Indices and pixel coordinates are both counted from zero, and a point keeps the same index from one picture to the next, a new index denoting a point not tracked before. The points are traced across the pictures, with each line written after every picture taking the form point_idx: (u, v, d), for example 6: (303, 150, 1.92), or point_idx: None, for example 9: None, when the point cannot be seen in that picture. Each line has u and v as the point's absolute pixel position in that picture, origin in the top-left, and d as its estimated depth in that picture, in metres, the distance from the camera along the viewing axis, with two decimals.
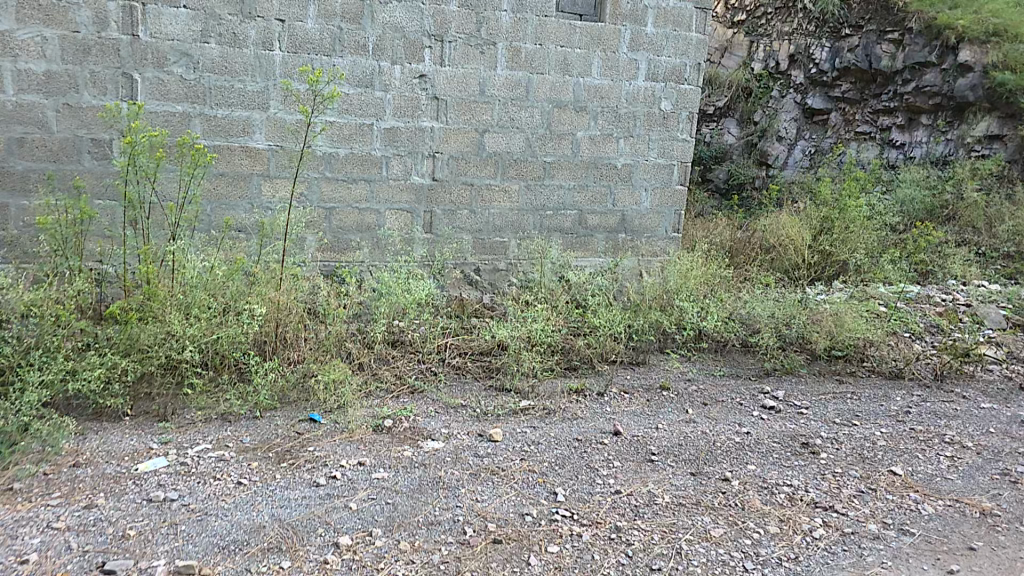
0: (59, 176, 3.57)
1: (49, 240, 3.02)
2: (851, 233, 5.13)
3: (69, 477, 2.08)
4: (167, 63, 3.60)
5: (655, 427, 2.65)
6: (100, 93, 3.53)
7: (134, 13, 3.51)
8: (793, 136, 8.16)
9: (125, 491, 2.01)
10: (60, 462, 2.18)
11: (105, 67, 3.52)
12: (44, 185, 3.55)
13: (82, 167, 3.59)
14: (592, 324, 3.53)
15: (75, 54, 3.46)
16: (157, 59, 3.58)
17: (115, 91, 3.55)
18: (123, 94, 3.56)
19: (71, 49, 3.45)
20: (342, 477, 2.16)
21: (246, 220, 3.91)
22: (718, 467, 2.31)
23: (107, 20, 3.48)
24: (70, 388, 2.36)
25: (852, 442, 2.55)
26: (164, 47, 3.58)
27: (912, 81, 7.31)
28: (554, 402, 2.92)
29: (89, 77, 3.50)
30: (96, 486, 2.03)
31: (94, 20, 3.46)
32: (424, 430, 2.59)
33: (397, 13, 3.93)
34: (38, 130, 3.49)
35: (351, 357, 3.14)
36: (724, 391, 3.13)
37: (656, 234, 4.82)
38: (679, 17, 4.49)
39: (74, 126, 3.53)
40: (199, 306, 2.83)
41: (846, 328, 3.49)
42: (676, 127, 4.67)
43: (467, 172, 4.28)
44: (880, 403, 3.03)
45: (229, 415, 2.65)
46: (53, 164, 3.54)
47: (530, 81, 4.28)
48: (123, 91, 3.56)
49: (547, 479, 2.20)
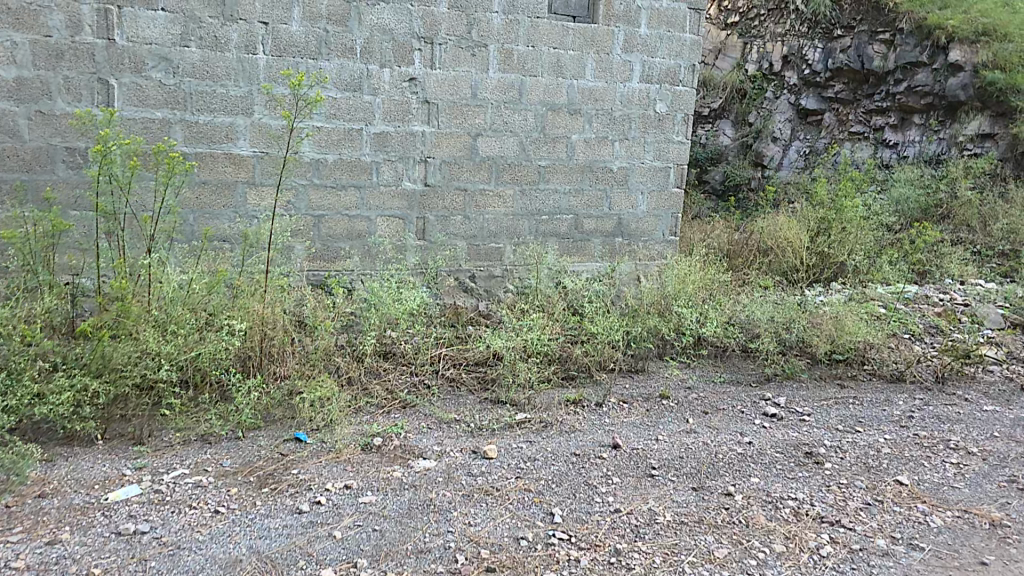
0: (32, 186, 3.49)
1: (17, 254, 2.94)
2: (847, 233, 5.07)
3: (33, 510, 2.01)
4: (145, 68, 3.53)
5: (655, 439, 2.59)
6: (74, 99, 3.46)
7: (109, 16, 3.43)
8: (787, 137, 8.09)
9: (93, 523, 1.93)
10: (25, 492, 2.11)
11: (80, 73, 3.44)
12: (15, 196, 3.47)
13: (56, 176, 3.51)
14: (590, 332, 3.45)
15: (47, 59, 3.38)
16: (134, 64, 3.51)
17: (90, 97, 3.48)
18: (99, 101, 3.49)
19: (44, 54, 3.38)
20: (328, 503, 2.09)
21: (229, 230, 3.84)
22: (720, 481, 2.24)
23: (82, 24, 3.40)
24: (36, 413, 2.34)
25: (856, 450, 2.49)
26: (142, 52, 3.51)
27: (903, 81, 7.29)
28: (551, 414, 2.86)
29: (63, 82, 3.43)
30: (61, 519, 1.96)
31: (67, 24, 3.38)
32: (415, 448, 2.53)
33: (385, 15, 3.87)
34: (10, 139, 3.41)
35: (340, 371, 3.08)
36: (724, 398, 3.07)
37: (654, 238, 4.76)
38: (672, 17, 4.44)
39: (47, 134, 3.46)
40: (176, 322, 2.77)
41: (847, 332, 3.42)
42: (672, 129, 4.62)
43: (460, 177, 4.21)
44: (882, 408, 2.97)
45: (210, 435, 2.63)
46: (25, 174, 3.46)
47: (522, 84, 4.21)
48: (98, 97, 3.49)
49: (543, 498, 2.14)
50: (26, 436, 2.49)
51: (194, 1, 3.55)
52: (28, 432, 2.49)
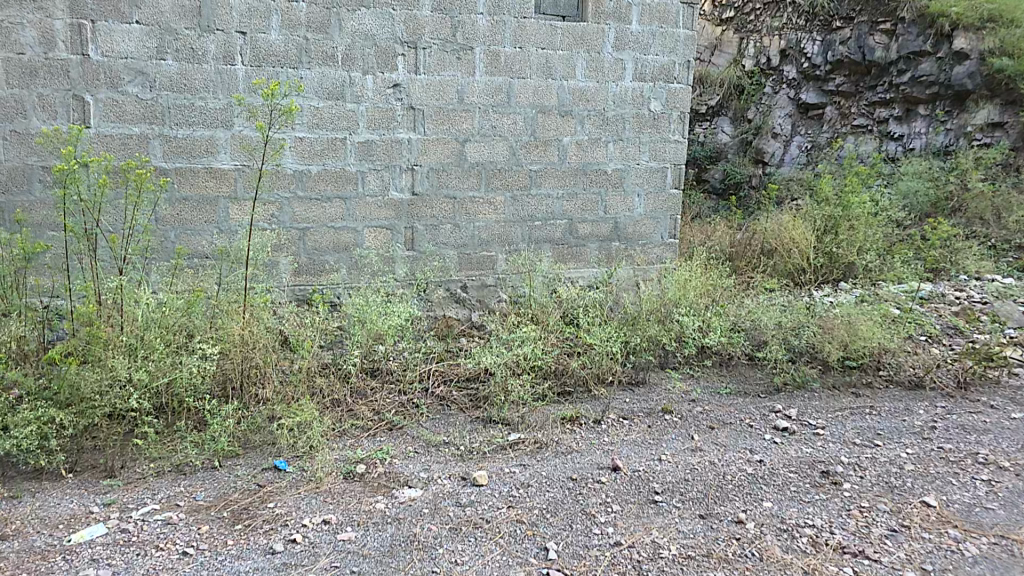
0: (7, 206, 3.40)
1: None
2: (856, 231, 4.88)
3: None
4: (121, 83, 3.41)
5: (658, 459, 2.42)
6: (50, 117, 3.36)
7: (82, 32, 3.32)
8: (787, 133, 7.94)
9: (51, 570, 1.91)
10: None
11: (55, 90, 3.34)
12: None
13: (33, 197, 3.42)
14: (587, 343, 3.26)
15: (21, 77, 3.30)
16: (111, 79, 3.40)
17: (67, 114, 3.37)
18: (75, 118, 3.38)
19: (18, 72, 3.29)
20: (303, 542, 2.00)
21: (210, 248, 3.70)
22: (730, 507, 2.06)
23: (54, 40, 3.30)
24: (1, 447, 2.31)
25: (877, 468, 2.30)
26: (117, 67, 3.39)
27: (907, 71, 7.09)
28: (546, 434, 2.69)
29: (38, 101, 3.33)
30: (19, 565, 1.95)
31: (40, 40, 3.28)
32: (400, 476, 2.39)
33: (367, 20, 3.71)
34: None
35: (324, 392, 2.91)
36: (732, 411, 2.89)
37: (651, 242, 4.58)
38: (665, 12, 4.29)
39: (24, 153, 3.37)
40: (148, 346, 2.66)
41: (860, 337, 3.22)
42: (668, 128, 4.45)
43: (448, 184, 4.04)
44: (901, 418, 2.79)
45: (185, 465, 2.54)
46: (3, 194, 3.38)
47: (511, 86, 4.05)
48: (74, 115, 3.38)
49: (537, 531, 1.97)
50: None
51: (169, 13, 3.42)
52: None
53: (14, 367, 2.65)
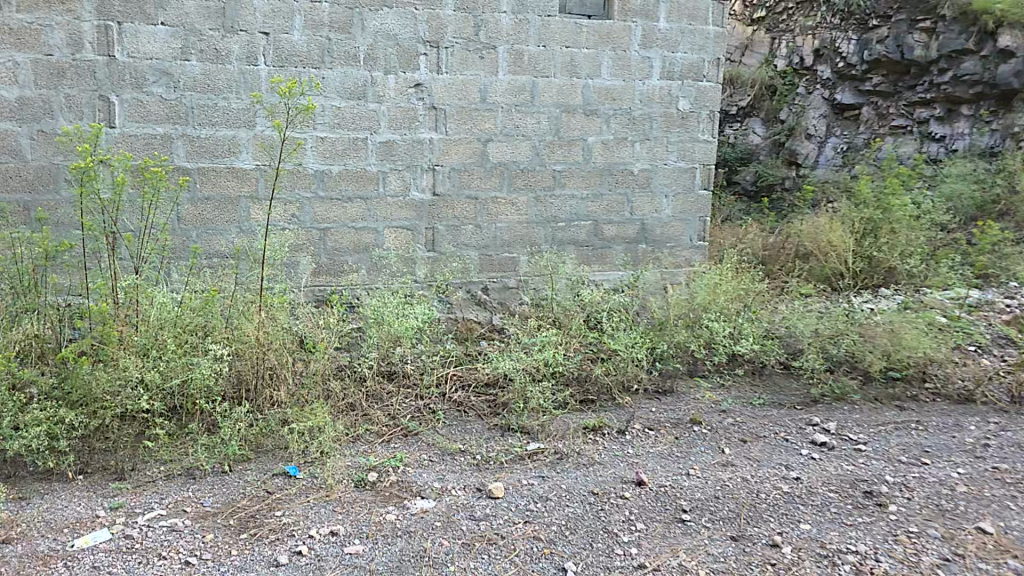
0: (32, 206, 3.36)
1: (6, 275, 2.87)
2: (897, 235, 4.67)
3: None
4: (146, 84, 3.37)
5: (685, 474, 2.28)
6: (76, 118, 3.33)
7: (109, 33, 3.29)
8: (822, 134, 7.70)
9: None
10: None
11: (81, 91, 3.31)
12: (17, 217, 3.37)
13: (58, 197, 3.38)
14: (611, 349, 3.13)
15: (49, 78, 3.27)
16: (135, 80, 3.35)
17: (92, 115, 3.34)
18: (100, 118, 3.34)
19: (46, 73, 3.26)
20: (309, 554, 1.89)
21: (231, 247, 3.63)
22: (763, 528, 1.92)
23: (82, 41, 3.27)
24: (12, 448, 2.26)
25: (925, 489, 2.14)
26: (143, 67, 3.35)
27: (949, 70, 6.84)
28: (567, 444, 2.57)
29: (65, 100, 3.30)
30: (20, 570, 1.88)
31: (68, 42, 3.26)
32: (413, 486, 2.29)
33: (389, 20, 3.63)
34: (12, 158, 3.30)
35: (339, 396, 2.83)
36: (766, 424, 2.74)
37: (680, 244, 4.42)
38: (694, 9, 4.15)
39: (50, 153, 3.33)
40: (159, 347, 2.59)
41: (905, 347, 3.06)
42: (697, 127, 4.30)
43: (471, 185, 3.94)
44: (950, 435, 2.61)
45: (195, 469, 2.46)
46: (29, 194, 3.35)
47: (534, 86, 3.94)
48: (100, 116, 3.34)
49: (555, 549, 1.85)
50: (5, 472, 2.41)
51: (194, 14, 3.37)
52: (8, 467, 2.43)
53: (29, 366, 2.60)
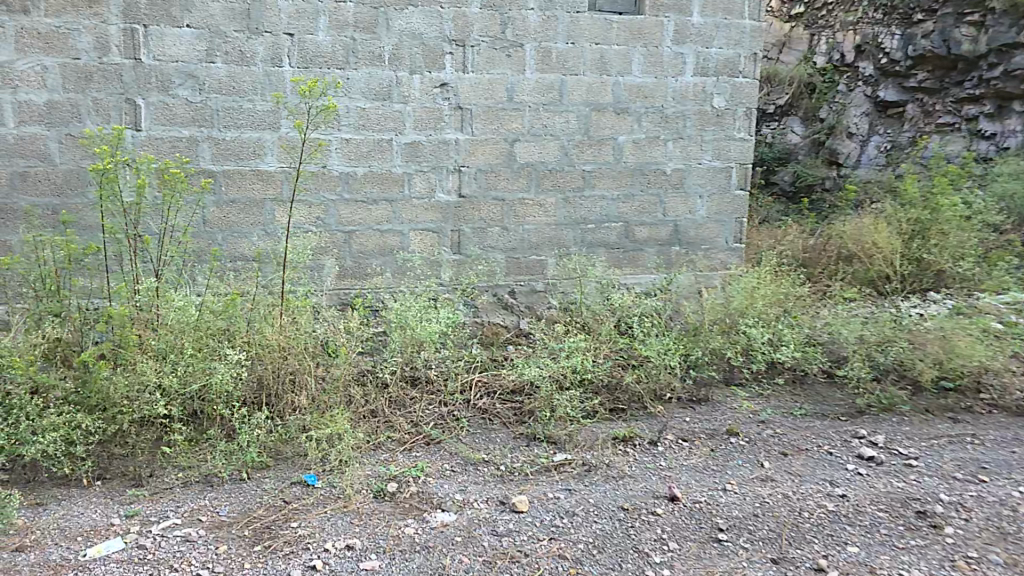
0: (60, 210, 3.36)
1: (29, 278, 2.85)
2: (947, 237, 4.46)
3: (6, 565, 1.89)
4: (171, 87, 3.34)
5: (721, 490, 2.15)
6: (103, 120, 3.31)
7: (136, 36, 3.27)
8: (864, 133, 7.42)
9: None
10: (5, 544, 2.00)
11: (108, 94, 3.29)
12: (45, 221, 3.36)
13: (86, 200, 3.37)
14: (642, 356, 3.01)
15: (77, 81, 3.26)
16: (161, 83, 3.33)
17: (119, 118, 3.32)
18: (126, 121, 3.33)
19: (73, 76, 3.25)
20: (323, 569, 1.81)
21: (256, 249, 3.58)
22: (806, 550, 1.79)
23: (109, 44, 3.26)
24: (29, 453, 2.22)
25: (984, 509, 1.98)
26: (169, 70, 3.33)
27: (999, 65, 6.65)
28: (595, 455, 2.45)
29: (92, 104, 3.29)
30: None
31: (94, 45, 3.25)
32: (434, 497, 2.20)
33: (415, 19, 3.57)
34: (40, 162, 3.30)
35: (360, 403, 2.75)
36: (808, 436, 2.59)
37: (715, 246, 4.27)
38: (730, 3, 4.01)
39: (77, 157, 3.33)
40: (179, 351, 2.54)
41: (958, 355, 2.88)
42: (733, 124, 4.15)
43: (498, 186, 3.85)
44: (1010, 450, 2.44)
45: (213, 476, 2.40)
46: (57, 198, 3.35)
47: (563, 84, 3.83)
48: (127, 119, 3.33)
49: (581, 570, 1.74)
50: (24, 477, 2.38)
51: (219, 16, 3.34)
52: (27, 471, 2.39)
53: (51, 370, 2.57)
